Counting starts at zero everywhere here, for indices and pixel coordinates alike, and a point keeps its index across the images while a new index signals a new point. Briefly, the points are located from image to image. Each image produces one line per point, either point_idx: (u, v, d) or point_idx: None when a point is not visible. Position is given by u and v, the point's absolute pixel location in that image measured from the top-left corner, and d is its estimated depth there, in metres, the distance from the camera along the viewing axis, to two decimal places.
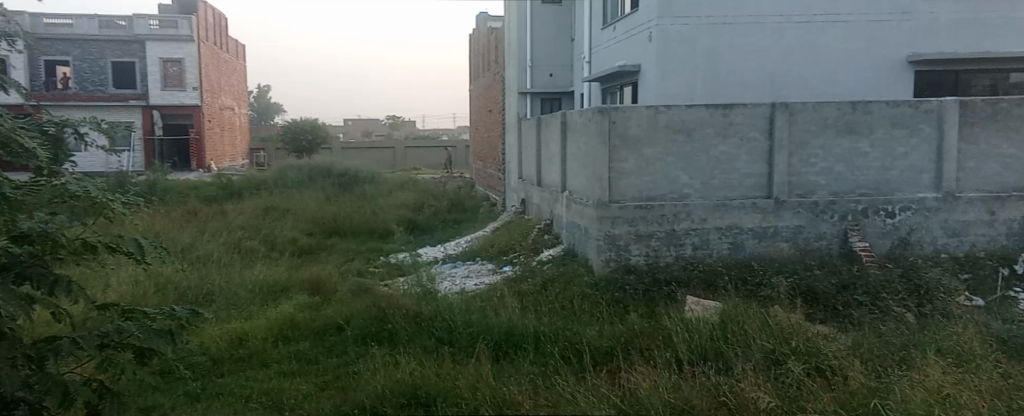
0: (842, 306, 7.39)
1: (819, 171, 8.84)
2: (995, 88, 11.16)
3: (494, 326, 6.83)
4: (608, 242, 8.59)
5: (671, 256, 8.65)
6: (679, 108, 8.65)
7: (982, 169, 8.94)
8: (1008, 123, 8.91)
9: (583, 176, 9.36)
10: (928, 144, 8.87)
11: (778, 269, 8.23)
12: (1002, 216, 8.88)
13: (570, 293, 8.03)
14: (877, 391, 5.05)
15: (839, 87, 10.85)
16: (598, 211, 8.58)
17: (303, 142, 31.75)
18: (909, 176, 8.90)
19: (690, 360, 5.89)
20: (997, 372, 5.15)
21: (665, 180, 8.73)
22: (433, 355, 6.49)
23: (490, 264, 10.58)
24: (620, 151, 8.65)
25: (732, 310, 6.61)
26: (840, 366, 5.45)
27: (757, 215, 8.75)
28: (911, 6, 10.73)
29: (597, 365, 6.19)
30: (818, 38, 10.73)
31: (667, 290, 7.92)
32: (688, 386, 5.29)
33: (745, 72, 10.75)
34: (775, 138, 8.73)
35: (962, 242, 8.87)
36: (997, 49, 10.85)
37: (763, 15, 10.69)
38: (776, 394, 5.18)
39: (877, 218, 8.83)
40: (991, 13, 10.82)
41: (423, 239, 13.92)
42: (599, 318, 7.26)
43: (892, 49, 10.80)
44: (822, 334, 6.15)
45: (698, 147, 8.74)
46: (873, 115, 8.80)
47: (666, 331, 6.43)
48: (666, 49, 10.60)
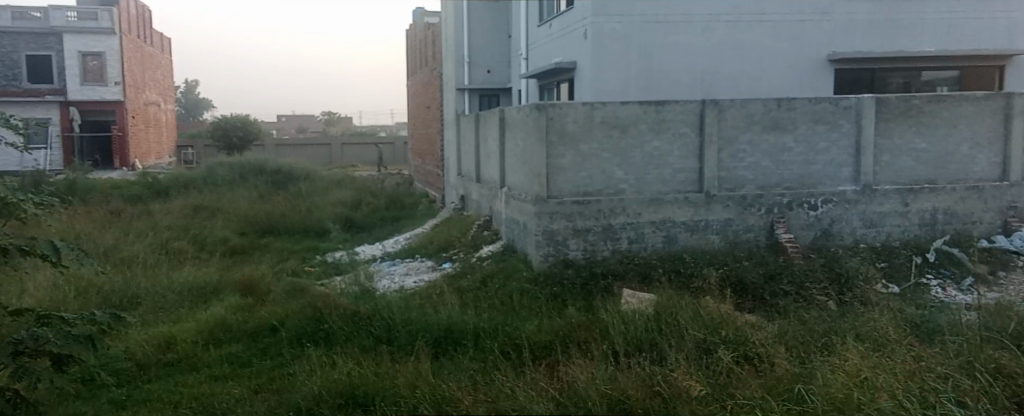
0: (769, 295, 7.66)
1: (747, 165, 9.13)
2: (909, 85, 11.76)
3: (433, 323, 6.82)
4: (546, 237, 8.68)
5: (607, 250, 8.80)
6: (613, 104, 8.78)
7: (897, 163, 9.41)
8: (920, 119, 9.39)
9: (521, 172, 9.42)
10: (847, 139, 9.27)
11: (709, 261, 8.47)
12: (915, 207, 9.36)
13: (509, 289, 8.08)
14: (801, 377, 5.27)
15: (766, 85, 11.23)
16: (537, 207, 8.66)
17: (234, 139, 31.03)
18: (831, 170, 9.29)
19: (626, 351, 6.01)
20: (911, 355, 5.42)
21: (602, 175, 8.87)
22: (371, 354, 6.45)
23: (429, 261, 10.55)
24: (558, 147, 8.75)
25: (666, 302, 6.78)
26: (767, 353, 5.66)
27: (689, 209, 8.98)
28: (832, 7, 11.18)
29: (536, 359, 6.26)
30: (745, 37, 11.06)
31: (604, 283, 8.07)
32: (624, 376, 5.41)
33: (677, 70, 11.01)
34: (705, 133, 8.97)
35: (879, 232, 9.31)
36: (911, 48, 11.42)
37: (693, 14, 10.95)
38: (707, 382, 5.34)
39: (801, 211, 9.19)
40: (904, 14, 11.37)
41: (360, 237, 13.76)
42: (538, 312, 7.33)
43: (814, 48, 11.23)
44: (750, 323, 6.37)
45: (632, 143, 8.90)
46: (796, 111, 9.14)
47: (602, 324, 6.55)
48: (600, 46, 10.76)
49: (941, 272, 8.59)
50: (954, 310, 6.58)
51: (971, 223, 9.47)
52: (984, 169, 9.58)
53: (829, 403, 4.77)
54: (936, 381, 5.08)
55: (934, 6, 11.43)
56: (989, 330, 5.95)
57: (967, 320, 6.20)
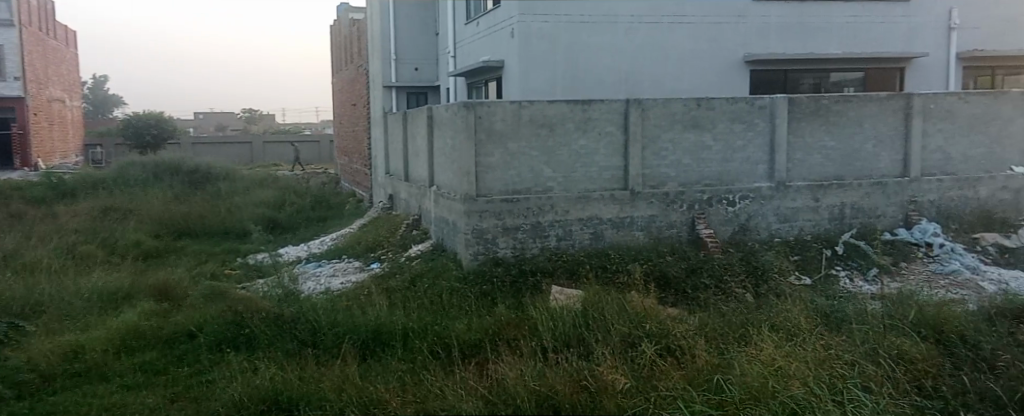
0: (691, 289, 7.90)
1: (670, 163, 9.37)
2: (819, 86, 12.24)
3: (361, 324, 6.73)
4: (476, 236, 8.68)
5: (535, 248, 8.88)
6: (541, 103, 8.85)
7: (809, 160, 9.84)
8: (829, 118, 9.85)
9: (450, 171, 9.39)
10: (762, 137, 9.64)
11: (634, 256, 8.66)
12: (825, 202, 9.82)
13: (438, 288, 8.05)
14: (720, 367, 5.44)
15: (687, 85, 11.54)
16: (466, 206, 8.65)
17: (147, 137, 29.74)
18: (748, 168, 9.63)
19: (554, 347, 6.08)
20: (821, 343, 5.67)
21: (530, 173, 8.92)
22: (295, 358, 6.31)
23: (357, 261, 10.40)
24: (486, 145, 8.75)
25: (592, 297, 6.89)
26: (688, 345, 5.82)
27: (614, 206, 9.15)
28: (747, 10, 11.60)
29: (465, 358, 6.26)
30: (667, 38, 11.35)
31: (533, 281, 8.14)
32: (552, 372, 5.47)
33: (601, 70, 11.19)
34: (630, 132, 9.14)
35: (792, 227, 9.73)
36: (821, 50, 11.96)
37: (616, 15, 11.14)
38: (632, 375, 5.46)
39: (721, 207, 9.50)
40: (814, 17, 11.89)
41: (284, 238, 13.43)
42: (467, 311, 7.33)
43: (732, 49, 11.62)
44: (672, 316, 6.53)
45: (559, 141, 8.99)
46: (715, 110, 9.44)
47: (530, 321, 6.60)
48: (527, 45, 10.83)
49: (849, 263, 9.04)
50: (860, 300, 6.92)
51: (876, 217, 10.00)
52: (887, 166, 10.11)
53: (746, 392, 4.95)
54: (844, 368, 5.33)
55: (841, 10, 11.99)
56: (892, 318, 6.28)
57: (872, 309, 6.53)
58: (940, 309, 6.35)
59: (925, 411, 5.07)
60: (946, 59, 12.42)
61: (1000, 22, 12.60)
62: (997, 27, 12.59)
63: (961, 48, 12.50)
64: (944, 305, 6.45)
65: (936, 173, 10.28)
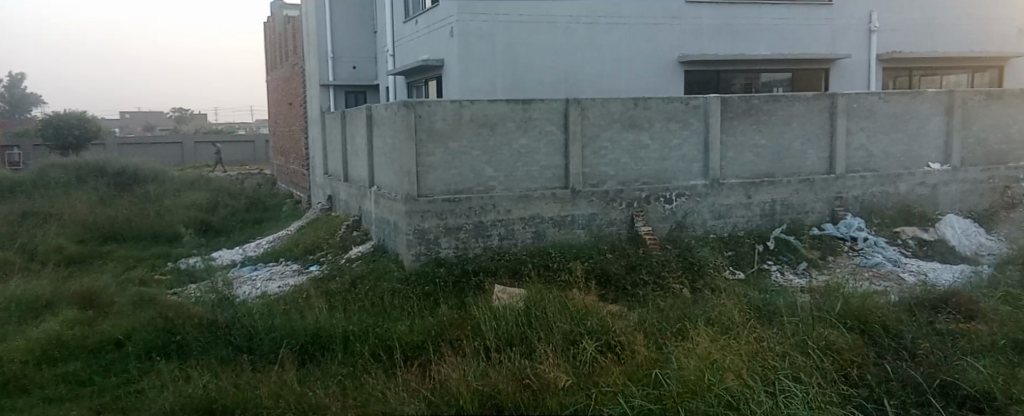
0: (630, 285, 8.03)
1: (609, 162, 9.49)
2: (749, 86, 12.61)
3: (299, 329, 6.61)
4: (418, 236, 8.63)
5: (478, 247, 8.88)
6: (481, 103, 8.83)
7: (741, 158, 10.12)
8: (760, 118, 10.15)
9: (390, 171, 9.30)
10: (697, 136, 9.87)
11: (576, 254, 8.75)
12: (757, 198, 10.12)
13: (379, 291, 7.95)
14: (659, 361, 5.53)
15: (624, 84, 11.72)
16: (407, 206, 8.58)
17: (69, 138, 28.47)
18: (684, 166, 9.84)
19: (498, 347, 6.10)
20: (755, 336, 5.82)
21: (471, 173, 8.91)
22: (230, 365, 6.15)
23: (295, 264, 10.21)
24: (427, 145, 8.69)
25: (534, 295, 6.94)
26: (627, 341, 5.91)
27: (555, 204, 9.22)
28: (681, 11, 11.85)
29: (407, 360, 6.22)
30: (604, 38, 11.50)
31: (475, 280, 8.13)
32: (494, 372, 5.49)
33: (540, 69, 11.26)
34: (569, 131, 9.22)
35: (726, 223, 9.99)
36: (752, 51, 12.33)
37: (554, 15, 11.24)
38: (573, 372, 5.52)
39: (658, 205, 9.69)
40: (745, 19, 12.24)
41: (218, 242, 13.06)
42: (410, 312, 7.28)
43: (667, 50, 11.86)
44: (613, 312, 6.63)
45: (500, 140, 8.99)
46: (651, 110, 9.61)
47: (473, 321, 6.61)
48: (466, 45, 10.81)
49: (780, 258, 9.33)
50: (791, 293, 7.15)
51: (804, 212, 10.36)
52: (814, 163, 10.48)
53: (683, 385, 5.04)
54: (776, 360, 5.50)
55: (771, 13, 12.38)
56: (820, 310, 6.49)
57: (802, 302, 6.75)
58: (865, 300, 6.61)
59: (852, 399, 5.29)
60: (867, 61, 12.96)
61: (917, 25, 13.22)
62: (912, 30, 13.21)
63: (881, 50, 13.06)
64: (868, 296, 6.71)
65: (859, 170, 10.70)
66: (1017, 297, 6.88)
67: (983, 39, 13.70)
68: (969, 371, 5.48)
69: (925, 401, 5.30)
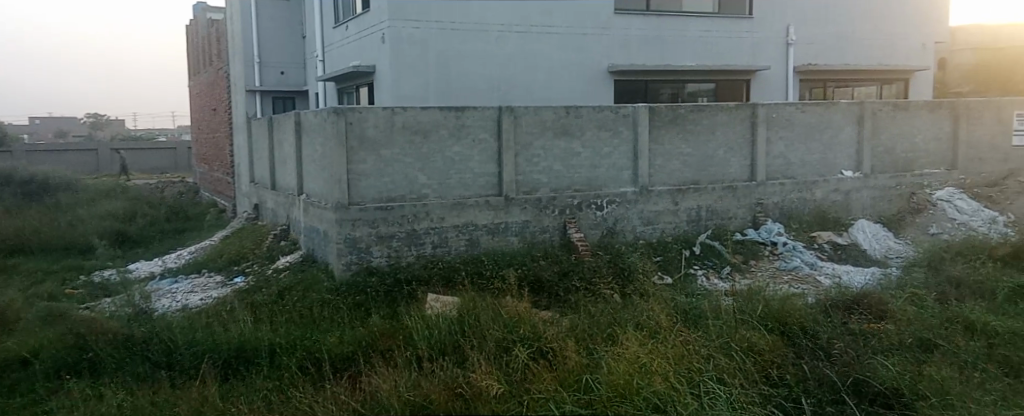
0: (563, 292, 8.11)
1: (542, 169, 9.57)
2: (676, 96, 12.93)
3: (223, 342, 6.41)
4: (348, 245, 8.50)
5: (411, 255, 8.81)
6: (413, 110, 8.77)
7: (669, 166, 10.37)
8: (686, 127, 10.44)
9: (319, 178, 9.14)
10: (627, 144, 10.06)
11: (509, 262, 8.77)
12: (684, 205, 10.38)
13: (308, 301, 7.79)
14: (589, 366, 5.56)
15: (555, 93, 11.85)
16: (338, 215, 8.45)
17: None
18: (614, 173, 10.02)
19: (430, 356, 6.07)
20: (682, 338, 5.93)
21: (404, 181, 8.82)
22: (148, 383, 5.92)
23: (218, 276, 9.89)
24: (358, 153, 8.57)
25: (467, 303, 6.93)
26: (559, 347, 5.94)
27: (489, 212, 9.23)
28: (610, 22, 12.08)
29: (337, 372, 6.12)
30: (535, 47, 11.61)
31: (408, 289, 8.05)
32: (426, 381, 5.46)
33: (472, 77, 11.27)
34: (502, 139, 9.25)
35: (654, 229, 10.21)
36: (678, 62, 12.67)
37: (486, 23, 11.27)
38: (505, 380, 5.52)
39: (590, 211, 9.83)
40: (672, 31, 12.56)
41: (135, 253, 12.53)
42: (340, 323, 7.15)
43: (597, 59, 12.06)
44: (545, 319, 6.67)
45: (434, 148, 8.95)
46: (582, 118, 9.75)
47: (406, 331, 6.54)
48: (398, 51, 10.75)
49: (706, 262, 9.59)
50: (715, 297, 7.34)
51: (728, 218, 10.68)
52: (737, 170, 10.83)
53: (612, 390, 5.10)
54: (701, 362, 5.62)
55: (696, 25, 12.76)
56: (742, 313, 6.69)
57: (725, 305, 6.93)
58: (784, 302, 6.84)
59: (772, 399, 5.48)
60: (785, 72, 13.50)
61: (831, 39, 13.87)
62: (827, 44, 13.85)
63: (799, 62, 13.63)
64: (787, 299, 6.96)
65: (779, 177, 11.12)
66: (922, 297, 7.27)
67: (891, 53, 14.45)
68: (880, 368, 5.78)
69: (840, 399, 5.58)
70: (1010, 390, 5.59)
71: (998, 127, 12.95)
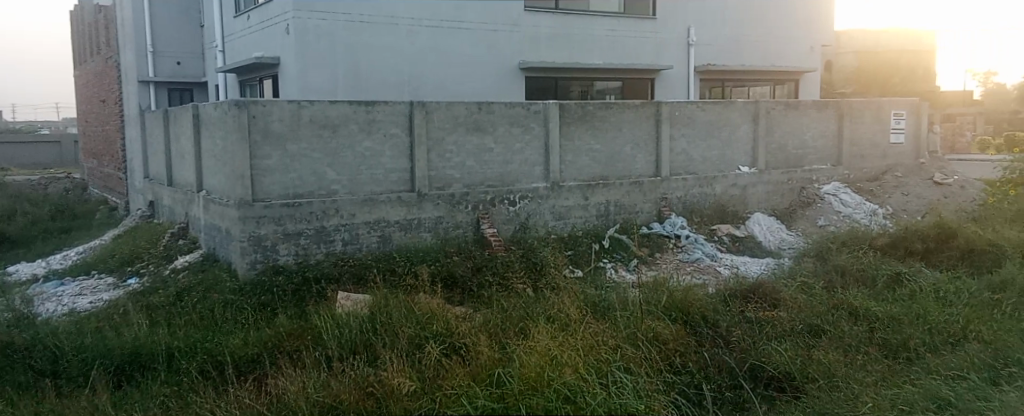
0: (476, 287, 8.14)
1: (454, 165, 9.55)
2: (586, 94, 13.17)
3: (115, 347, 6.11)
4: (253, 244, 8.23)
5: (320, 253, 8.62)
6: (321, 104, 8.57)
7: (579, 162, 10.56)
8: (595, 123, 10.66)
9: (221, 174, 8.80)
10: (538, 140, 10.18)
11: (421, 258, 8.72)
12: (594, 200, 10.61)
13: (209, 303, 7.49)
14: (501, 360, 5.53)
15: (466, 88, 11.86)
16: (241, 212, 8.16)
17: None
18: (526, 169, 10.12)
19: (340, 356, 6.00)
20: (591, 330, 6.04)
21: (312, 177, 8.61)
22: (31, 393, 5.61)
23: (110, 277, 9.37)
24: (262, 147, 8.29)
25: (378, 301, 6.84)
26: (471, 342, 5.95)
27: (401, 208, 9.14)
28: (521, 19, 12.18)
29: (240, 376, 5.95)
30: (446, 42, 11.57)
31: (317, 287, 7.88)
32: (336, 382, 5.46)
33: (382, 71, 11.13)
34: (414, 134, 9.18)
35: (565, 223, 10.39)
36: (587, 60, 12.90)
37: (396, 16, 11.15)
38: (417, 377, 5.48)
39: (502, 207, 9.90)
40: (580, 29, 12.78)
41: (15, 255, 11.71)
42: (244, 324, 6.93)
43: (507, 56, 12.13)
44: (458, 314, 6.67)
45: (343, 143, 8.77)
46: (494, 114, 9.79)
47: (314, 330, 6.41)
48: (304, 43, 10.48)
49: (615, 255, 9.82)
50: (623, 289, 7.51)
51: (635, 212, 10.98)
52: (643, 166, 11.15)
53: (524, 383, 4.97)
54: (609, 353, 5.68)
55: (603, 24, 13.03)
56: (648, 303, 6.91)
57: (632, 296, 7.13)
58: (686, 292, 7.07)
59: (675, 386, 5.68)
60: (686, 72, 14.01)
61: (730, 40, 14.49)
62: (725, 45, 14.46)
63: (700, 63, 14.17)
64: (690, 289, 7.20)
65: (682, 173, 11.53)
66: (811, 286, 7.71)
67: (784, 55, 15.23)
68: (773, 353, 6.11)
69: (737, 384, 5.91)
70: (888, 370, 6.02)
71: (880, 126, 13.85)
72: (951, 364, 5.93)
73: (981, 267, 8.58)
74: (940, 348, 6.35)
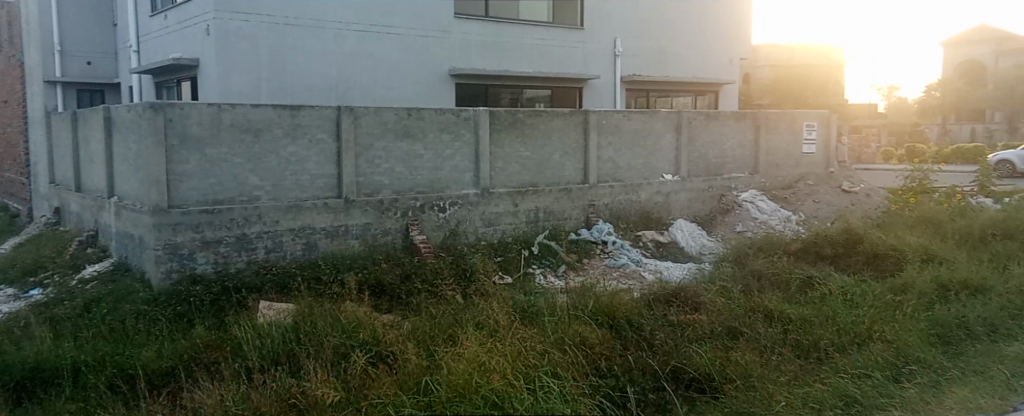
0: (405, 294, 8.05)
1: (383, 171, 9.43)
2: (516, 101, 13.23)
3: (15, 363, 5.80)
4: (169, 252, 7.93)
5: (241, 261, 8.37)
6: (243, 107, 8.33)
7: (508, 168, 10.61)
8: (525, 131, 10.73)
9: (134, 179, 8.44)
10: (467, 147, 10.17)
11: (348, 265, 8.58)
12: (523, 207, 10.68)
13: (120, 315, 7.17)
14: (428, 368, 5.47)
15: (394, 93, 11.74)
16: (156, 219, 7.85)
17: None
18: (455, 175, 10.09)
19: (261, 367, 5.85)
20: (517, 335, 6.04)
21: (233, 182, 8.36)
22: None
23: (11, 289, 8.84)
24: (179, 152, 8.00)
25: (302, 309, 6.69)
26: (398, 351, 5.88)
27: (327, 214, 8.97)
28: (449, 25, 12.17)
29: (154, 390, 5.73)
30: (374, 47, 11.46)
31: (237, 297, 7.64)
32: (257, 394, 5.34)
33: (309, 75, 10.92)
34: (341, 140, 9.02)
35: (495, 230, 10.41)
36: (516, 67, 12.98)
37: (322, 19, 10.97)
38: (341, 387, 5.40)
39: (432, 213, 9.84)
40: (509, 37, 12.86)
41: None
42: (159, 336, 6.66)
43: (436, 62, 12.09)
44: (385, 322, 6.57)
45: (266, 148, 8.55)
46: (424, 120, 9.73)
47: (234, 341, 6.21)
48: (226, 44, 10.15)
49: (543, 261, 9.89)
50: (551, 294, 7.58)
51: (563, 219, 11.11)
52: (571, 173, 11.29)
53: (452, 390, 4.94)
54: (536, 358, 5.66)
55: (532, 32, 13.16)
56: (575, 308, 7.00)
57: (560, 302, 7.18)
58: (612, 297, 7.20)
59: (600, 389, 5.72)
60: (613, 82, 14.27)
61: (654, 52, 14.86)
62: (650, 56, 14.82)
63: (626, 72, 14.47)
64: (615, 294, 7.32)
65: (609, 180, 11.72)
66: (729, 290, 7.96)
67: (706, 67, 15.73)
68: (695, 356, 6.27)
69: (660, 385, 6.02)
70: (801, 370, 6.26)
71: (794, 136, 14.46)
72: (858, 363, 6.22)
73: (884, 270, 9.04)
74: (848, 348, 6.65)
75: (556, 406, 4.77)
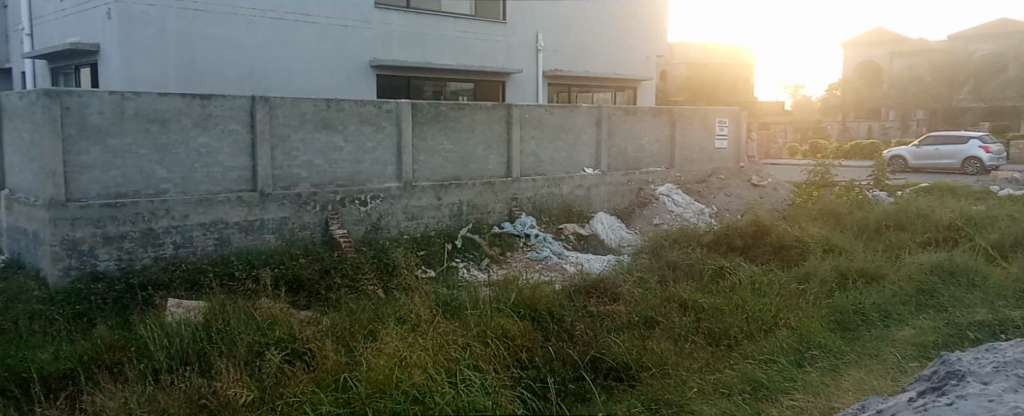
0: (323, 289, 7.87)
1: (301, 164, 9.20)
2: (439, 94, 13.05)
3: None
4: (67, 248, 7.49)
5: (147, 257, 8.01)
6: (149, 95, 7.95)
7: (430, 161, 10.52)
8: (447, 123, 10.66)
9: (28, 171, 7.93)
10: (389, 139, 10.03)
11: (264, 261, 8.33)
12: (446, 200, 10.62)
13: (12, 315, 6.74)
14: (347, 365, 5.36)
15: (312, 84, 11.47)
16: (52, 214, 7.40)
17: None
18: (376, 168, 9.93)
19: (170, 367, 5.61)
20: (438, 329, 6.00)
21: (138, 175, 7.98)
22: None
23: None
24: (77, 142, 7.57)
25: (215, 307, 6.45)
26: (316, 347, 5.74)
27: (241, 209, 8.67)
28: (369, 15, 11.96)
29: (50, 394, 5.44)
30: (291, 35, 11.15)
31: (143, 294, 7.30)
32: (165, 396, 5.13)
33: (221, 64, 10.53)
34: (256, 131, 8.74)
35: (417, 223, 10.31)
36: (438, 60, 12.87)
37: (235, 5, 10.58)
38: (255, 386, 5.25)
39: (353, 207, 9.66)
40: (431, 29, 12.75)
41: None
42: (56, 336, 6.30)
43: (356, 53, 11.86)
44: (302, 318, 6.41)
45: (175, 139, 8.19)
46: (344, 112, 9.52)
47: (140, 341, 5.93)
48: (130, 29, 9.66)
49: (467, 254, 9.86)
50: (474, 287, 7.58)
51: (486, 212, 11.11)
52: (494, 167, 11.30)
53: (371, 386, 4.86)
54: (458, 351, 5.62)
55: (454, 24, 13.08)
56: (497, 301, 7.02)
57: (482, 295, 7.19)
58: (534, 289, 7.26)
59: (522, 381, 5.75)
60: (534, 76, 14.36)
61: (575, 47, 15.04)
62: (571, 51, 15.01)
63: (548, 67, 14.59)
64: (537, 286, 7.39)
65: (531, 174, 11.81)
66: (646, 280, 8.17)
67: (624, 64, 16.05)
68: (613, 346, 6.38)
69: (580, 376, 6.09)
70: (713, 357, 6.47)
71: (707, 132, 14.94)
72: (766, 349, 6.50)
73: (790, 260, 9.46)
74: (757, 335, 6.91)
75: (477, 398, 4.75)
